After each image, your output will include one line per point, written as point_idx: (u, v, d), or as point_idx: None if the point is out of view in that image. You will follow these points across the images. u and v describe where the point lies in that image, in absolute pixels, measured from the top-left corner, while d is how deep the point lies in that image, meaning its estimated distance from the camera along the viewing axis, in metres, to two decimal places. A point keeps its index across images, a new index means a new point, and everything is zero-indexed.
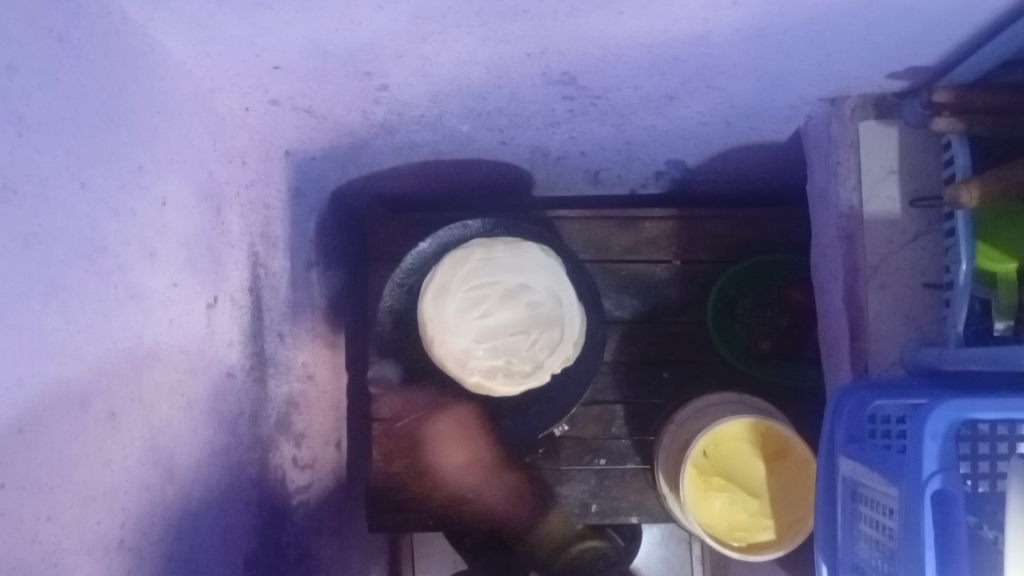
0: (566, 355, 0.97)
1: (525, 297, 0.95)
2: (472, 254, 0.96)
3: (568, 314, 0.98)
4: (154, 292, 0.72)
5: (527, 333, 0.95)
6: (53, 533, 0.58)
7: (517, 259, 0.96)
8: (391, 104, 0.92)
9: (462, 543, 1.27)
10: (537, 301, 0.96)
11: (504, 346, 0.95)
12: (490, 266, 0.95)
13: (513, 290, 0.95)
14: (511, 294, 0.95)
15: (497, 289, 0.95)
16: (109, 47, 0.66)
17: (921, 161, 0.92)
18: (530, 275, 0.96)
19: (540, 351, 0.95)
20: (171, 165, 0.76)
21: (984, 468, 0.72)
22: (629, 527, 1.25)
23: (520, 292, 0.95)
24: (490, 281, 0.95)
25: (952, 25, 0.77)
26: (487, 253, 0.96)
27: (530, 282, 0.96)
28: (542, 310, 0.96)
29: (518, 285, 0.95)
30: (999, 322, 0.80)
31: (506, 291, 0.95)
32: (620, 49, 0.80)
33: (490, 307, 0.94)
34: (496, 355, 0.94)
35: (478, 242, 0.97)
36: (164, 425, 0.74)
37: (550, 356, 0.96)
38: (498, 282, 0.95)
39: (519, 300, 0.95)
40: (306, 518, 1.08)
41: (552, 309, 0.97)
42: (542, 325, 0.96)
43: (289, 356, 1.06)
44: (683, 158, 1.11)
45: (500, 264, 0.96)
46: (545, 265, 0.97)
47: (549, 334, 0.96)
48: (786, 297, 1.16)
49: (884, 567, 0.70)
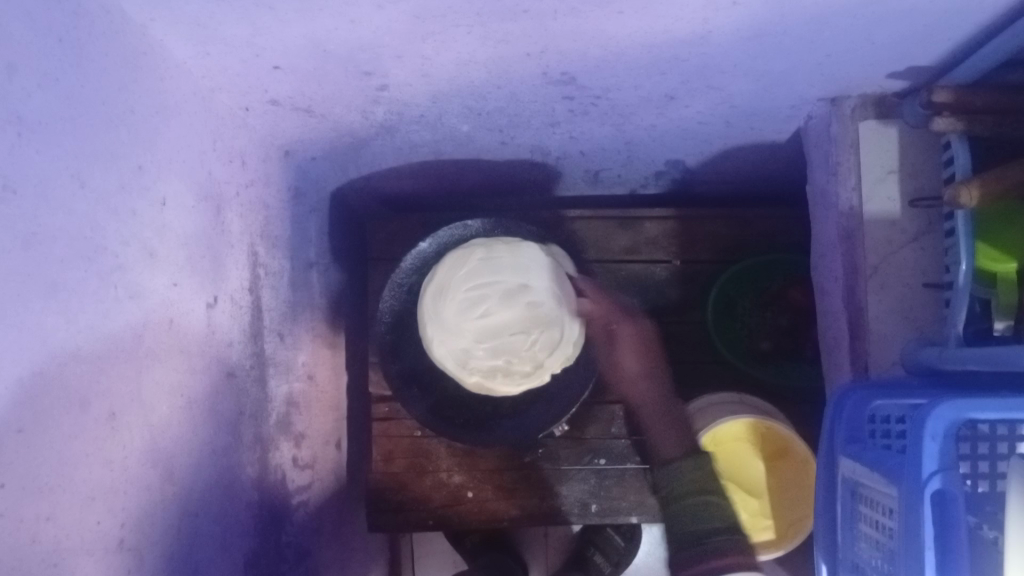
0: (564, 355, 0.97)
1: (524, 297, 0.95)
2: (471, 255, 0.97)
3: (568, 315, 0.98)
4: (154, 293, 0.72)
5: (527, 333, 0.95)
6: (53, 533, 0.58)
7: (517, 260, 0.97)
8: (391, 104, 0.91)
9: (463, 544, 1.27)
10: (536, 301, 0.96)
11: (504, 346, 0.95)
12: (490, 266, 0.96)
13: (513, 290, 0.95)
14: (511, 294, 0.95)
15: (496, 289, 0.95)
16: (109, 46, 0.66)
17: (921, 161, 0.92)
18: (530, 276, 0.97)
19: (539, 351, 0.95)
20: (170, 164, 0.76)
21: (983, 468, 0.73)
22: (629, 527, 1.25)
23: (520, 292, 0.95)
24: (490, 282, 0.96)
25: (953, 25, 0.77)
26: (486, 254, 0.97)
27: (530, 282, 0.96)
28: (541, 310, 0.96)
29: (518, 285, 0.96)
30: (999, 323, 0.81)
31: (505, 291, 0.95)
32: (620, 49, 0.80)
33: (490, 306, 0.95)
34: (496, 355, 0.95)
35: (479, 243, 0.98)
36: (164, 425, 0.74)
37: (550, 356, 0.96)
38: (498, 282, 0.96)
39: (519, 301, 0.95)
40: (306, 518, 1.08)
41: (552, 310, 0.97)
42: (542, 326, 0.96)
43: (289, 356, 1.06)
44: (683, 158, 1.11)
45: (500, 264, 0.96)
46: (544, 267, 0.98)
47: (548, 334, 0.96)
48: (787, 296, 1.16)
49: (883, 567, 0.70)
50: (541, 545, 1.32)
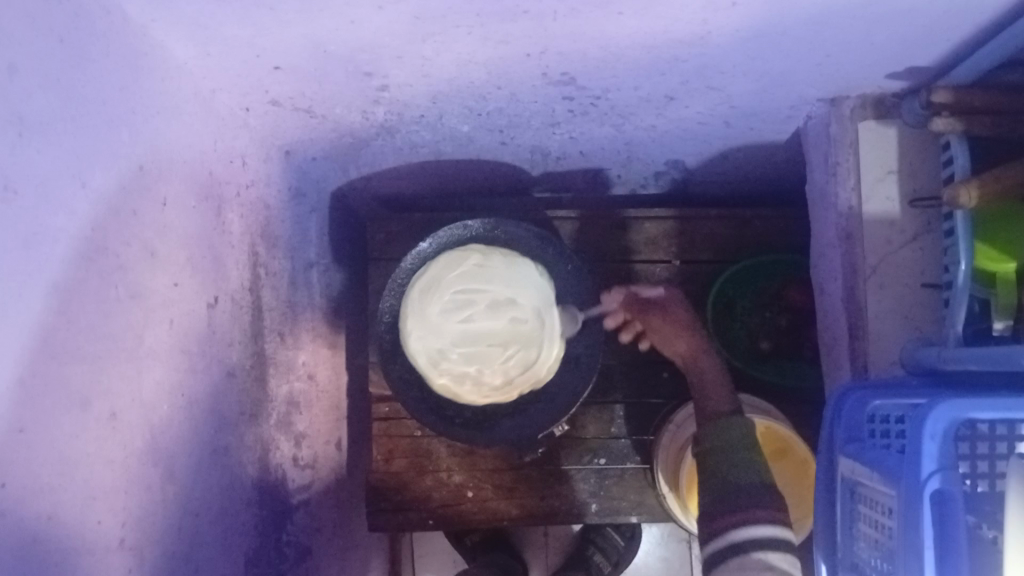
0: (536, 376, 1.01)
1: (510, 311, 0.99)
2: (467, 260, 1.02)
3: (549, 339, 1.01)
4: (155, 292, 0.73)
5: (505, 347, 0.99)
6: (53, 532, 0.58)
7: (511, 274, 1.01)
8: (391, 104, 0.92)
9: (462, 543, 1.28)
10: (520, 318, 0.99)
11: (478, 355, 0.99)
12: (482, 274, 1.00)
13: (502, 302, 0.99)
14: (497, 304, 0.99)
15: (483, 297, 0.99)
16: (111, 46, 0.66)
17: (919, 161, 0.93)
18: (520, 292, 1.00)
19: (511, 368, 0.99)
20: (171, 165, 0.76)
21: (983, 468, 0.73)
22: (629, 527, 1.26)
23: (507, 305, 0.99)
24: (480, 288, 0.99)
25: (952, 25, 0.77)
26: (482, 261, 1.02)
27: (519, 298, 1.00)
28: (523, 328, 0.99)
29: (506, 298, 0.99)
30: (998, 322, 0.81)
31: (493, 301, 0.99)
32: (619, 50, 0.80)
33: (474, 313, 0.99)
34: (470, 362, 0.99)
35: (477, 249, 1.03)
36: (165, 425, 0.74)
37: (522, 375, 1.00)
38: (486, 290, 1.00)
39: (504, 312, 0.99)
40: (306, 517, 1.09)
41: (535, 329, 1.00)
42: (521, 343, 0.99)
43: (289, 356, 1.06)
44: (683, 158, 1.11)
45: (493, 274, 1.01)
46: (538, 288, 1.02)
47: (524, 353, 1.00)
48: (785, 297, 1.15)
49: (883, 566, 0.70)
50: (541, 545, 1.32)
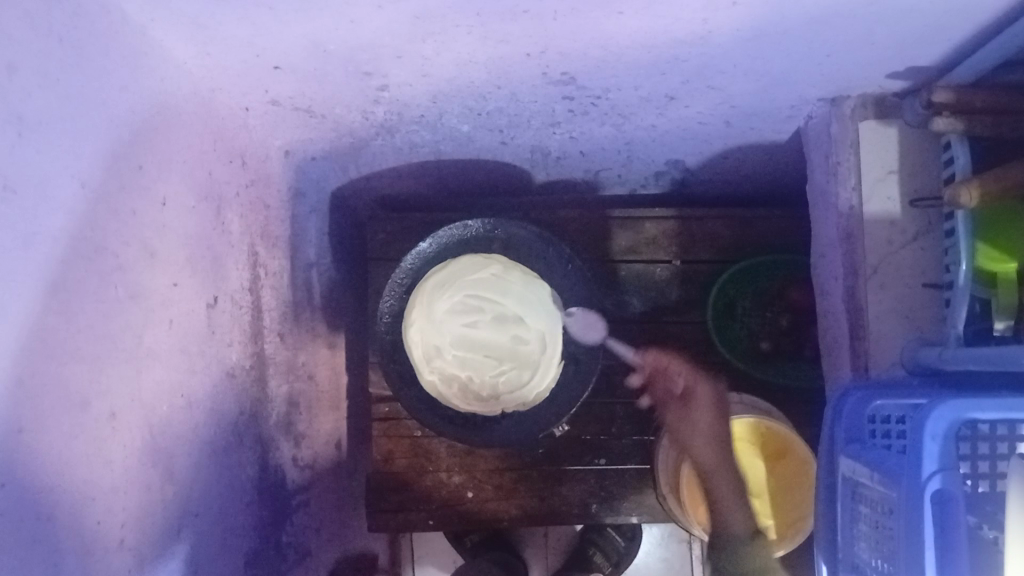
0: (523, 399, 1.03)
1: (515, 328, 1.05)
2: (488, 267, 1.05)
3: (546, 365, 1.04)
4: (153, 294, 0.72)
5: (500, 363, 1.05)
6: (53, 533, 0.58)
7: (524, 292, 1.05)
8: (391, 104, 0.91)
9: (462, 544, 1.30)
10: (522, 339, 1.05)
11: (471, 362, 1.05)
12: (499, 285, 1.05)
13: (510, 318, 1.05)
14: (504, 319, 1.06)
15: (494, 309, 1.06)
16: (108, 47, 0.65)
17: (920, 162, 0.92)
18: (527, 315, 1.05)
19: (501, 382, 1.05)
20: (170, 165, 0.76)
21: (983, 468, 0.72)
22: (629, 527, 1.30)
23: (513, 324, 1.05)
24: (492, 299, 1.05)
25: (954, 26, 0.77)
26: (502, 272, 1.05)
27: (526, 318, 1.05)
28: (523, 349, 1.05)
29: (515, 315, 1.05)
30: (999, 322, 0.80)
31: (500, 315, 1.06)
32: (620, 49, 0.80)
33: (479, 321, 1.06)
34: (462, 367, 1.05)
35: (501, 259, 1.06)
36: (164, 424, 0.74)
37: (510, 394, 1.04)
38: (498, 303, 1.05)
39: (507, 329, 1.06)
40: (306, 519, 1.09)
41: (533, 353, 1.05)
42: (516, 362, 1.05)
43: (289, 357, 1.06)
44: (682, 158, 1.11)
45: (509, 287, 1.05)
46: (547, 310, 1.04)
47: (517, 372, 1.05)
48: (786, 297, 1.16)
49: (882, 566, 0.70)
50: (541, 545, 1.35)
